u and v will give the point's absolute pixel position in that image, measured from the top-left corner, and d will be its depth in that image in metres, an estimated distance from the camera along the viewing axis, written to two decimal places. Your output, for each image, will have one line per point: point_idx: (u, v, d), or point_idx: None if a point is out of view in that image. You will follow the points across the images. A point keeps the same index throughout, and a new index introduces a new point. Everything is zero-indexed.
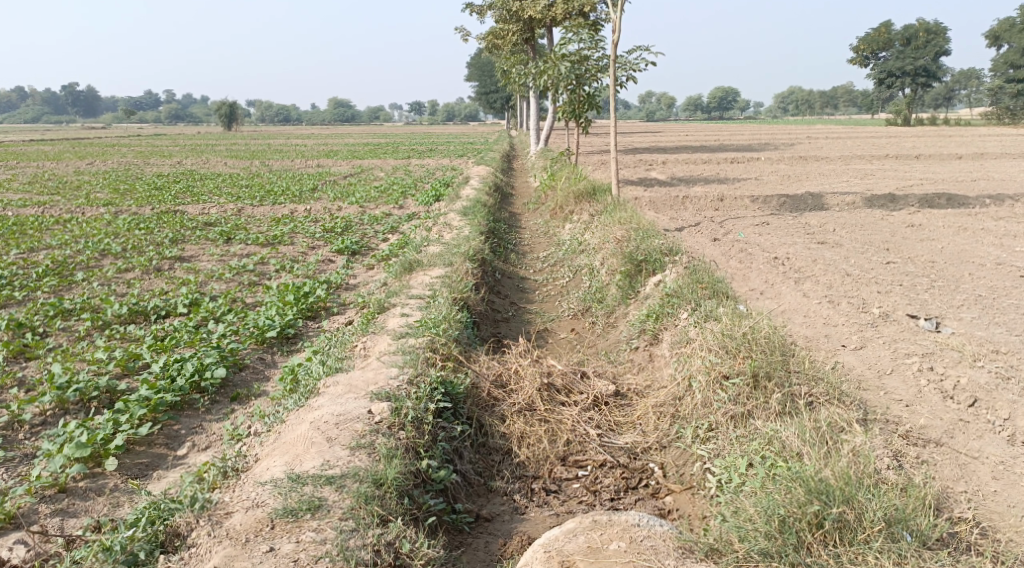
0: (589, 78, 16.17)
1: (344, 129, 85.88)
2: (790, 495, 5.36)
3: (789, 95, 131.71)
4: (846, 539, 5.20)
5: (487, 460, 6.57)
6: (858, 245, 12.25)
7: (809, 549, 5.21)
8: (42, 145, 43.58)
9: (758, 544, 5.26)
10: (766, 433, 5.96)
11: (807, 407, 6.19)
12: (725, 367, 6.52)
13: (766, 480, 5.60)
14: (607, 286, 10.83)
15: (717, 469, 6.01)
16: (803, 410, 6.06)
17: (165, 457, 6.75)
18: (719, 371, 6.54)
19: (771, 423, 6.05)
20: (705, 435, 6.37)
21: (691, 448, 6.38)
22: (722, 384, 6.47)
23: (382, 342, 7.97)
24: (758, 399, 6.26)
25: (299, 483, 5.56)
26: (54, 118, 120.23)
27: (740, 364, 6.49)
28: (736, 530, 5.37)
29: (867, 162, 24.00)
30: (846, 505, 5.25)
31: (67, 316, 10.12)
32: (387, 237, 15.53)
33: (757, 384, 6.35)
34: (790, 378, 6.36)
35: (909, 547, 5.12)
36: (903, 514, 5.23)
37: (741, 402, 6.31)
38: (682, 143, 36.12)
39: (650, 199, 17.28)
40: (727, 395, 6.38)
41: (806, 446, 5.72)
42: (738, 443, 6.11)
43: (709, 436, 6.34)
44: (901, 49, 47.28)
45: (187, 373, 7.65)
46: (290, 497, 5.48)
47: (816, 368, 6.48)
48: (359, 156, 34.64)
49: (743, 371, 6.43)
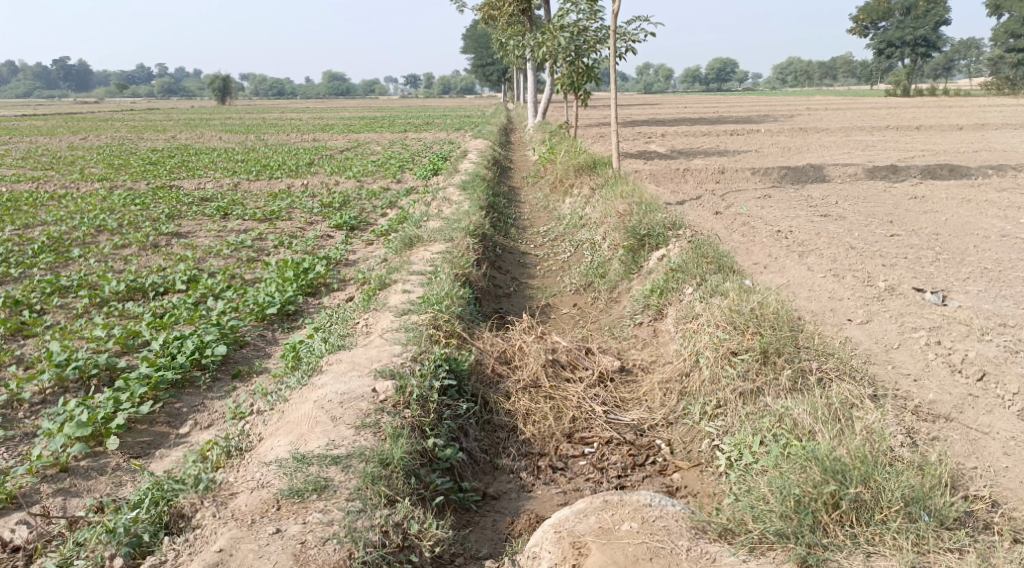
0: (588, 49, 15.96)
1: (339, 103, 85.24)
2: (805, 475, 5.31)
3: (788, 66, 130.84)
4: (863, 519, 5.16)
5: (493, 437, 6.51)
6: (861, 217, 12.15)
7: (825, 529, 5.17)
8: (37, 121, 43.31)
9: (774, 525, 5.22)
10: (777, 411, 5.92)
11: (817, 383, 6.12)
12: (734, 343, 6.45)
13: (781, 459, 5.54)
14: (609, 261, 10.74)
15: (728, 448, 6.00)
16: (814, 387, 5.99)
17: (167, 435, 6.69)
18: (728, 347, 6.47)
19: (782, 400, 5.99)
20: (713, 412, 6.32)
21: (699, 425, 6.34)
22: (731, 361, 6.40)
23: (385, 319, 7.89)
24: (768, 375, 6.19)
25: (304, 463, 5.49)
26: (47, 93, 119.36)
27: (749, 340, 6.43)
28: (751, 511, 5.32)
29: (868, 134, 23.81)
30: (864, 485, 5.21)
31: (65, 294, 10.03)
32: (385, 212, 15.42)
33: (766, 360, 6.28)
34: (799, 354, 6.30)
35: (927, 527, 5.09)
36: (921, 494, 5.18)
37: (751, 378, 6.24)
38: (681, 116, 35.85)
39: (651, 173, 17.14)
40: (736, 372, 6.31)
41: (819, 424, 5.67)
42: (747, 421, 6.06)
43: (717, 413, 6.29)
44: (901, 19, 46.85)
45: (187, 351, 7.57)
46: (296, 478, 5.41)
47: (825, 343, 6.40)
48: (355, 130, 34.38)
49: (752, 348, 6.36)
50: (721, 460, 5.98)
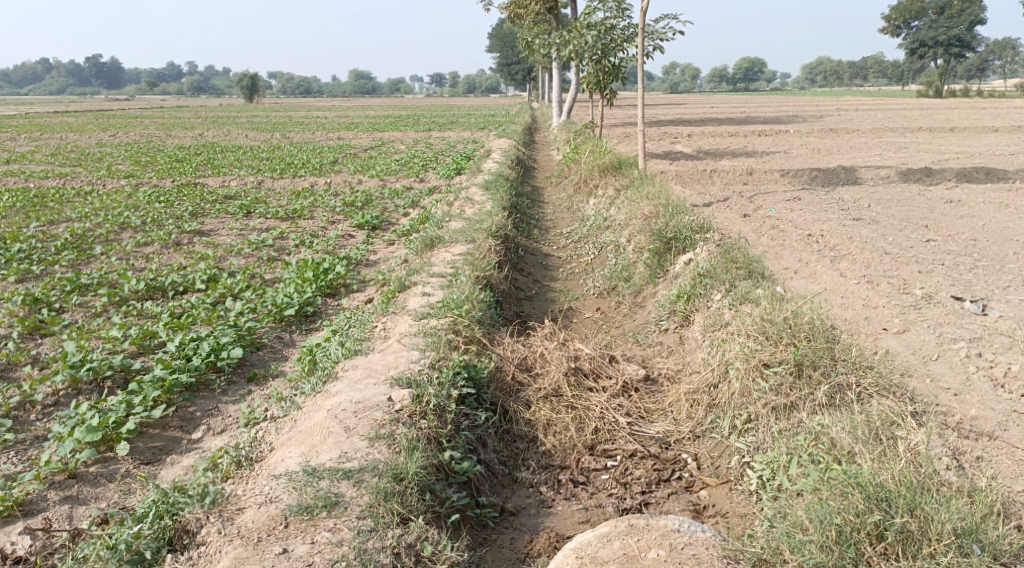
0: (614, 48, 15.70)
1: (365, 101, 85.46)
2: (846, 501, 5.04)
3: (817, 67, 129.50)
4: (910, 552, 4.87)
5: (512, 448, 6.30)
6: (895, 221, 11.81)
7: (869, 562, 4.89)
8: (67, 118, 43.69)
9: (813, 557, 4.94)
10: (811, 428, 5.66)
11: (855, 398, 5.85)
12: (765, 354, 6.19)
13: (819, 483, 5.26)
14: (634, 264, 10.49)
15: (759, 466, 5.76)
16: (851, 404, 5.72)
17: (179, 441, 6.52)
18: (759, 359, 6.21)
19: (817, 417, 5.73)
20: (744, 427, 6.07)
21: (729, 439, 6.10)
22: (762, 373, 6.15)
23: (403, 323, 7.69)
24: (802, 390, 5.92)
25: (315, 477, 5.31)
26: (77, 90, 120.55)
27: (783, 351, 6.16)
28: (788, 540, 5.06)
29: (900, 135, 23.35)
30: (911, 515, 4.91)
31: (85, 292, 9.91)
32: (408, 212, 15.24)
33: (800, 373, 6.02)
34: (835, 366, 6.02)
35: (980, 562, 4.77)
36: (974, 525, 4.86)
37: (785, 393, 5.98)
38: (708, 116, 35.44)
39: (677, 174, 16.85)
40: (768, 385, 6.06)
41: (859, 444, 5.40)
42: (780, 438, 5.81)
43: (748, 428, 6.05)
44: (933, 19, 46.14)
45: (202, 353, 7.40)
46: (306, 492, 5.23)
47: (863, 355, 6.12)
48: (380, 129, 34.31)
49: (786, 359, 6.10)
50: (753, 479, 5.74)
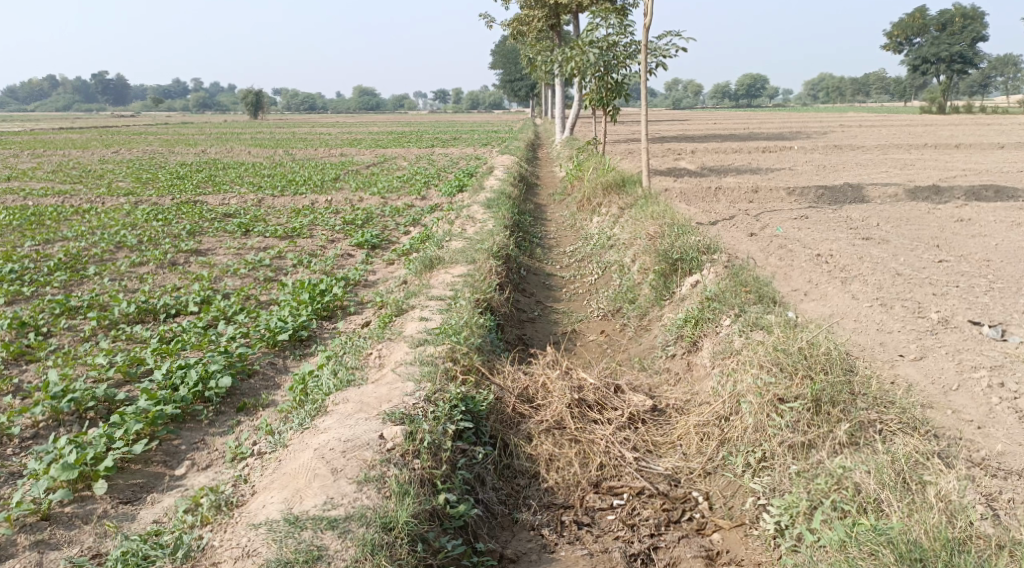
0: (617, 64, 15.44)
1: (368, 117, 85.54)
2: (876, 560, 4.88)
3: (820, 83, 129.40)
4: None
5: (512, 485, 5.98)
6: (906, 241, 11.49)
7: None
8: (72, 135, 43.52)
9: None
10: (831, 470, 5.39)
11: (879, 437, 5.55)
12: (781, 389, 5.90)
13: (845, 537, 5.05)
14: (639, 286, 10.18)
15: (776, 511, 5.45)
16: (874, 448, 5.45)
17: (161, 477, 6.21)
18: (775, 393, 5.91)
19: (837, 459, 5.46)
20: (759, 465, 5.76)
21: (743, 479, 5.78)
22: (778, 409, 5.86)
23: (399, 350, 7.36)
24: (822, 428, 5.66)
25: (297, 527, 5.01)
26: (82, 106, 120.78)
27: (798, 386, 5.87)
28: None
29: (906, 152, 23.07)
30: None
31: (74, 315, 9.57)
32: (408, 230, 14.95)
33: (818, 408, 5.74)
34: (854, 402, 5.75)
35: None
36: None
37: (802, 430, 5.71)
38: (711, 132, 35.18)
39: (681, 191, 16.56)
40: (784, 422, 5.77)
41: (884, 491, 5.19)
42: (798, 480, 5.50)
43: (763, 467, 5.74)
44: (936, 35, 45.96)
45: (190, 382, 7.06)
46: (287, 545, 4.92)
47: (884, 390, 5.80)
48: (383, 145, 34.10)
49: (803, 395, 5.82)
50: (771, 526, 5.43)
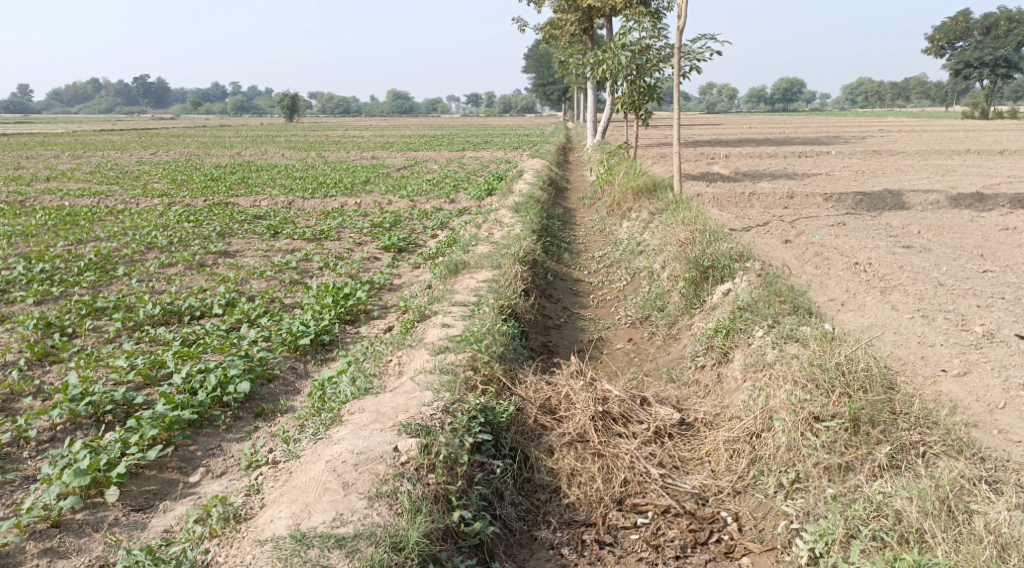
0: (650, 68, 15.18)
1: (402, 121, 85.76)
2: None
3: (858, 88, 127.78)
4: None
5: (533, 501, 5.81)
6: (948, 250, 11.13)
7: None
8: (111, 136, 43.98)
9: None
10: (871, 496, 5.19)
11: (922, 460, 5.32)
12: (816, 406, 5.65)
13: None
14: (668, 293, 9.93)
15: (809, 536, 5.23)
16: (917, 474, 5.21)
17: (175, 484, 6.06)
18: (810, 411, 5.67)
19: (877, 484, 5.24)
20: (792, 487, 5.52)
21: (775, 500, 5.54)
22: (813, 427, 5.63)
23: (420, 357, 7.18)
24: (860, 450, 5.42)
25: (303, 545, 4.87)
26: (122, 108, 122.54)
27: (835, 404, 5.63)
28: None
29: (947, 158, 22.57)
30: None
31: (100, 316, 9.37)
32: (436, 234, 14.79)
33: (856, 428, 5.51)
34: (894, 421, 5.52)
35: None
36: None
37: (839, 451, 5.46)
38: (745, 136, 34.73)
39: (714, 196, 16.26)
40: (820, 441, 5.53)
41: (927, 520, 4.96)
42: (834, 505, 5.26)
43: (796, 488, 5.49)
44: (980, 40, 45.03)
45: (208, 387, 6.86)
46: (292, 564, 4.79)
47: (928, 410, 5.54)
48: (416, 148, 34.06)
49: (840, 414, 5.57)
50: (804, 553, 5.21)
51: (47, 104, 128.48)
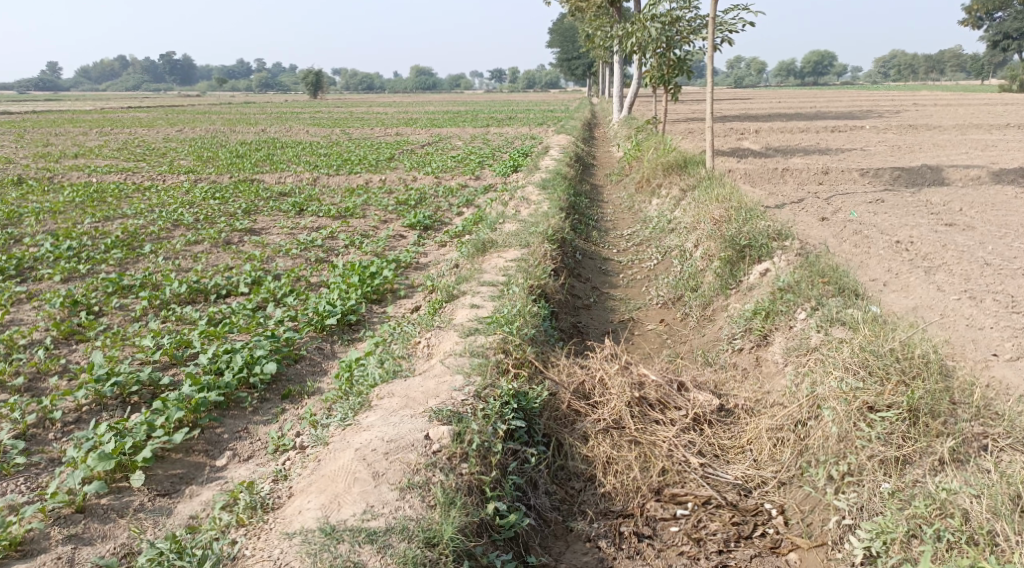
0: (680, 40, 14.78)
1: (426, 97, 85.43)
2: None
3: (889, 61, 125.45)
4: None
5: (567, 489, 5.69)
6: (992, 228, 10.77)
7: None
8: (139, 112, 44.10)
9: None
10: (935, 492, 4.96)
11: (986, 455, 5.10)
12: (871, 396, 5.47)
13: None
14: (702, 273, 9.67)
15: (865, 534, 5.06)
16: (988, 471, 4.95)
17: (202, 468, 5.92)
18: (863, 400, 5.48)
19: (943, 481, 5.01)
20: (845, 480, 5.31)
21: (828, 496, 5.34)
22: (867, 417, 5.44)
23: (449, 339, 6.98)
24: (919, 443, 5.20)
25: (333, 540, 4.72)
26: (148, 85, 123.05)
27: (891, 393, 5.44)
28: None
29: (985, 133, 21.97)
30: None
31: (127, 294, 9.19)
32: (462, 211, 14.57)
33: (914, 419, 5.30)
34: (954, 412, 5.29)
35: None
36: None
37: (896, 443, 5.26)
38: (776, 110, 34.09)
39: (746, 173, 15.91)
40: (874, 432, 5.33)
41: (999, 521, 4.71)
42: (892, 502, 5.07)
43: (848, 482, 5.29)
44: (1019, 10, 43.82)
45: (234, 368, 6.69)
46: (322, 559, 4.64)
47: (989, 400, 5.30)
48: (440, 124, 33.81)
49: (897, 404, 5.38)
50: (863, 552, 5.03)
51: (75, 81, 129.26)
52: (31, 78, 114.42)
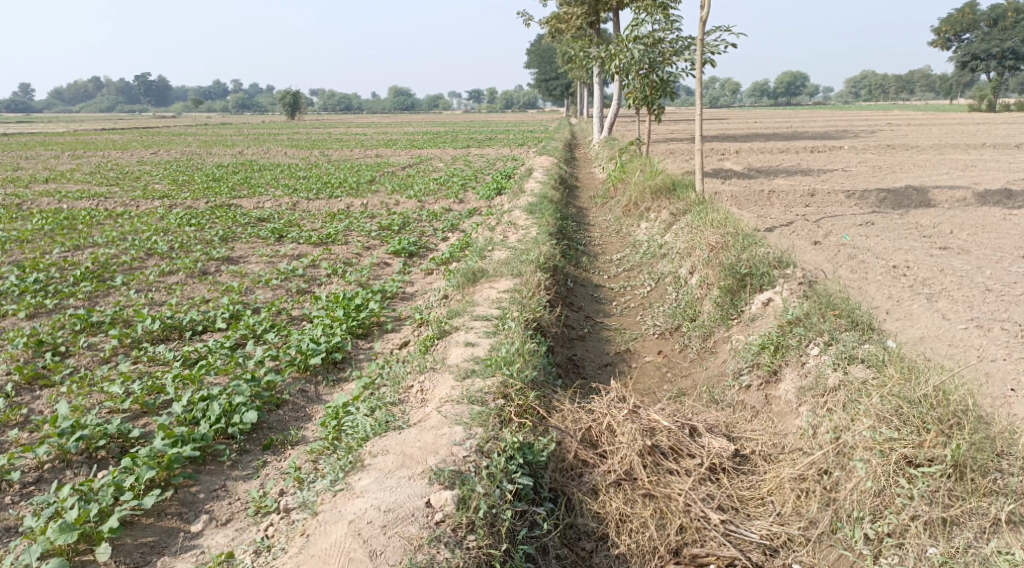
0: (663, 62, 14.44)
1: (404, 118, 85.03)
2: None
3: (861, 80, 126.68)
4: None
5: (577, 550, 5.33)
6: (988, 251, 10.46)
7: None
8: (114, 134, 43.34)
9: None
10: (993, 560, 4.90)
11: None
12: (910, 448, 5.29)
13: None
14: (700, 302, 9.27)
15: None
16: None
17: (175, 534, 5.42)
18: (901, 453, 5.31)
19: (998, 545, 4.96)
20: (886, 544, 5.13)
21: (867, 560, 5.14)
22: (906, 471, 5.27)
23: (444, 383, 6.47)
24: (967, 503, 5.08)
25: None
26: (124, 107, 121.95)
27: (931, 445, 5.27)
28: None
29: (963, 152, 21.88)
30: None
31: (96, 331, 8.60)
32: (447, 236, 14.11)
33: (959, 474, 5.16)
34: (999, 465, 5.18)
35: None
36: None
37: (940, 502, 5.12)
38: (754, 131, 33.97)
39: (733, 194, 15.58)
40: (916, 490, 5.18)
41: None
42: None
43: (889, 545, 5.12)
44: (987, 31, 44.32)
45: (211, 418, 6.13)
46: None
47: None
48: (419, 145, 33.37)
49: (940, 458, 5.22)
50: None
51: (49, 102, 127.86)
52: (3, 99, 112.86)
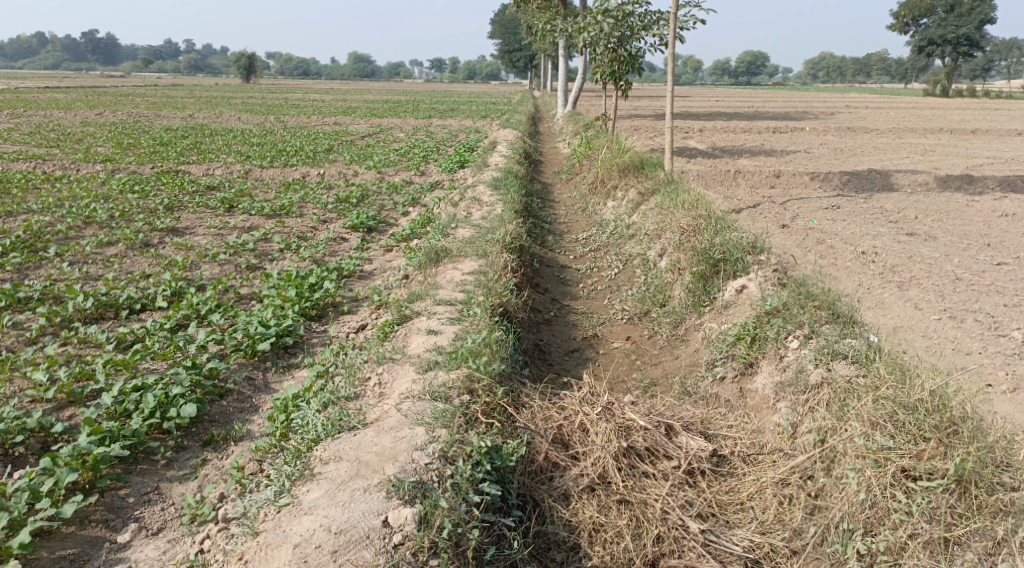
0: (631, 36, 13.96)
1: (363, 85, 83.60)
2: None
3: (820, 62, 127.46)
4: None
5: (547, 562, 5.01)
6: (954, 238, 10.23)
7: None
8: (59, 93, 41.61)
9: None
10: None
11: None
12: (908, 460, 5.00)
13: None
14: (671, 287, 8.86)
15: None
16: None
17: (99, 545, 4.95)
18: (898, 464, 5.01)
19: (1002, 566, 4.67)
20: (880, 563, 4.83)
21: None
22: (903, 484, 4.97)
23: (403, 378, 6.01)
24: (970, 523, 4.79)
25: None
26: (72, 64, 118.16)
27: (929, 456, 4.99)
28: None
29: (922, 136, 21.76)
30: None
31: (23, 309, 7.96)
32: (407, 211, 13.56)
33: (962, 490, 4.87)
34: (1001, 479, 4.92)
35: None
36: None
37: (939, 520, 4.83)
38: (715, 109, 33.68)
39: (698, 174, 15.23)
40: (913, 503, 4.89)
41: None
42: None
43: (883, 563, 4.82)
44: (943, 17, 44.47)
45: (144, 411, 5.62)
46: None
47: None
48: (379, 114, 32.51)
49: (940, 472, 4.93)
50: None
51: None
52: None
